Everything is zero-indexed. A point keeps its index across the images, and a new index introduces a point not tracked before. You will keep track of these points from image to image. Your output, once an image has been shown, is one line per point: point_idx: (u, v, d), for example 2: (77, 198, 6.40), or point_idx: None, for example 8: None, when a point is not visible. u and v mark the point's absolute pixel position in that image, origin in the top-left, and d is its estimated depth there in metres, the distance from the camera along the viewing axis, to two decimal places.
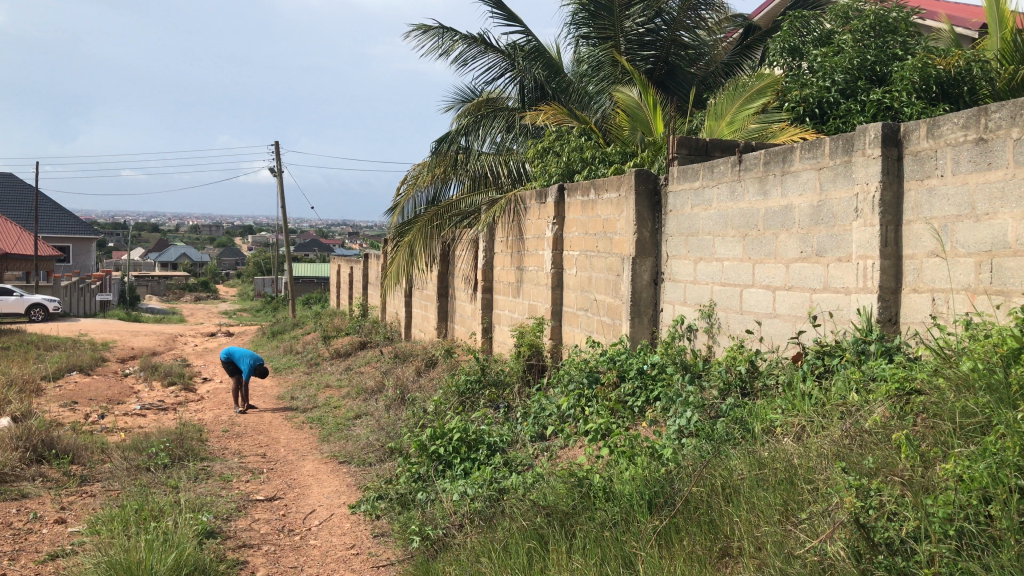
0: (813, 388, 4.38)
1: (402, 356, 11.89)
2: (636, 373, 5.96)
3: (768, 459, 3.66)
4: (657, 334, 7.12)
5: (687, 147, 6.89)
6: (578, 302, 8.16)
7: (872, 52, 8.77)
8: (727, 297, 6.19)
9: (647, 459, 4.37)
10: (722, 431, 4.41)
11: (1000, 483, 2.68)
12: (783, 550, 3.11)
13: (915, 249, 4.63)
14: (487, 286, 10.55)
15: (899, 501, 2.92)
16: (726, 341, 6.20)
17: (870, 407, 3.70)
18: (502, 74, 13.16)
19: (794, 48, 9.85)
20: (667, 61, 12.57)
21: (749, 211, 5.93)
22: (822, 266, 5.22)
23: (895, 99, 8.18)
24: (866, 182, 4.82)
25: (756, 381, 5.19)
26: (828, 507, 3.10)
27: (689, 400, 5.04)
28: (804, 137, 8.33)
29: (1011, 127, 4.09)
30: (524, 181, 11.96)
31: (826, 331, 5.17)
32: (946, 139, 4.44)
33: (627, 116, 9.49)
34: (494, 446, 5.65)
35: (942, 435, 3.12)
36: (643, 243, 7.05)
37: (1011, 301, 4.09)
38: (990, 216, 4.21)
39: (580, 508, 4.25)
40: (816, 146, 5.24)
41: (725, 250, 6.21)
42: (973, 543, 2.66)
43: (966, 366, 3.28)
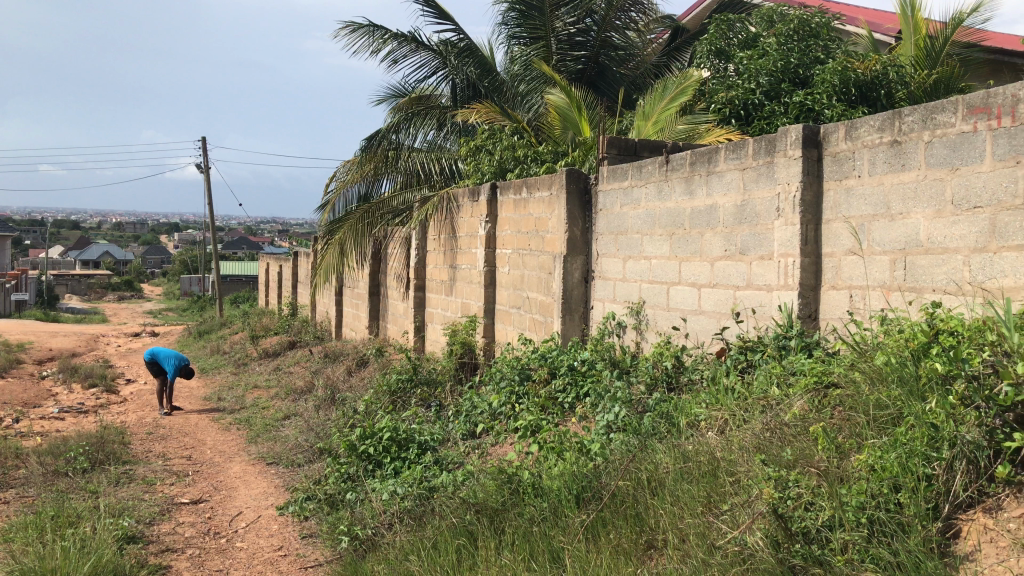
0: (736, 383, 4.50)
1: (332, 355, 11.78)
2: (567, 370, 6.01)
3: (693, 452, 3.74)
4: (588, 331, 7.19)
5: (616, 147, 6.97)
6: (510, 300, 8.19)
7: (795, 56, 9.02)
8: (655, 294, 6.28)
9: (576, 454, 4.42)
10: (649, 425, 4.50)
11: (909, 471, 2.82)
12: (705, 541, 3.18)
13: (834, 248, 4.79)
14: (419, 284, 10.50)
15: (815, 491, 3.01)
16: (654, 337, 6.30)
17: (789, 400, 3.79)
18: (433, 72, 13.17)
19: (720, 50, 10.12)
20: (597, 61, 12.71)
21: (676, 210, 6.04)
22: (745, 264, 5.35)
23: (816, 101, 8.39)
24: (788, 182, 4.95)
25: (681, 376, 5.28)
26: (748, 498, 3.18)
27: (617, 396, 5.12)
28: (729, 138, 8.53)
29: (923, 130, 4.26)
30: (457, 179, 11.95)
31: (749, 327, 5.31)
32: (863, 140, 4.60)
33: (558, 117, 9.54)
34: (425, 445, 5.63)
35: (857, 427, 3.24)
36: (574, 241, 7.11)
37: (923, 298, 4.27)
38: (904, 215, 4.37)
39: (510, 504, 4.28)
40: (740, 146, 5.36)
41: (653, 249, 6.31)
42: (884, 529, 2.77)
43: (880, 360, 3.40)
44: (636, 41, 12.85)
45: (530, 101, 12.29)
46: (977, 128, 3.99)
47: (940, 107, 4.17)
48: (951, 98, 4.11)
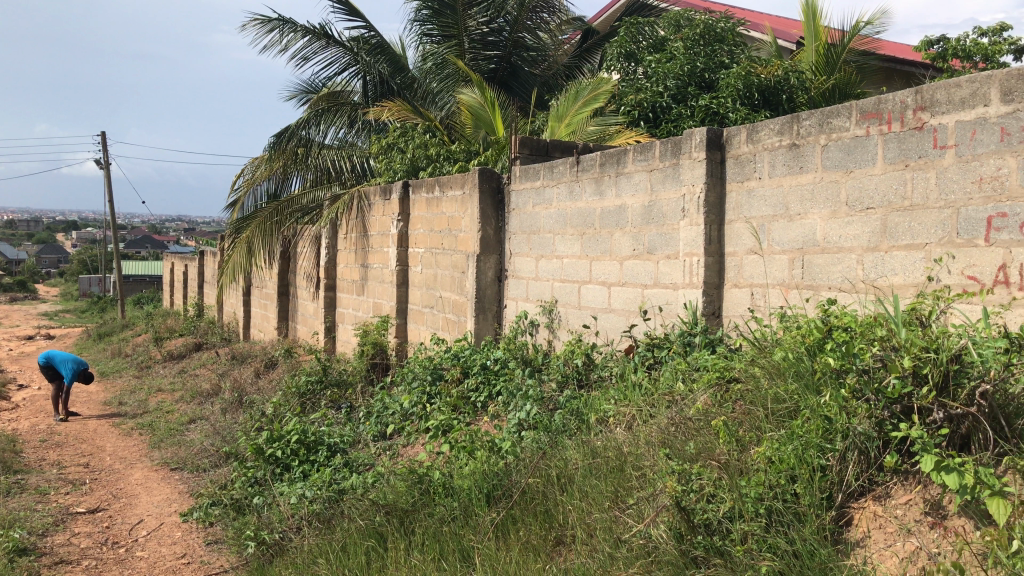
0: (643, 379, 4.58)
1: (240, 356, 11.51)
2: (479, 369, 6.02)
3: (601, 447, 3.80)
4: (501, 329, 7.21)
5: (528, 147, 7.01)
6: (423, 300, 8.17)
7: (701, 60, 9.28)
8: (567, 293, 6.36)
9: (486, 453, 4.42)
10: (560, 423, 4.55)
11: (805, 463, 2.93)
12: (612, 535, 3.26)
13: (736, 247, 4.94)
14: (330, 283, 10.35)
15: (717, 483, 3.09)
16: (566, 335, 6.38)
17: (693, 396, 3.89)
18: (344, 68, 13.05)
19: (630, 53, 10.24)
20: (509, 61, 12.80)
21: (587, 210, 6.12)
22: (652, 262, 5.47)
23: (721, 104, 8.59)
24: (693, 183, 5.07)
25: (591, 373, 5.33)
26: (653, 492, 3.26)
27: (529, 394, 5.16)
28: (637, 140, 8.74)
29: (820, 134, 4.43)
30: (369, 177, 11.91)
31: (656, 324, 5.42)
32: (763, 143, 4.76)
33: (470, 116, 9.52)
34: (335, 447, 5.60)
35: (757, 420, 3.35)
36: (487, 240, 7.11)
37: (819, 295, 4.45)
38: (802, 216, 4.54)
39: (420, 504, 4.27)
40: (647, 148, 5.48)
41: (564, 248, 6.39)
42: (781, 519, 2.87)
43: (778, 355, 3.52)
44: (547, 41, 12.97)
45: (443, 99, 12.20)
46: (870, 132, 4.18)
47: (836, 111, 4.34)
48: (845, 103, 4.28)
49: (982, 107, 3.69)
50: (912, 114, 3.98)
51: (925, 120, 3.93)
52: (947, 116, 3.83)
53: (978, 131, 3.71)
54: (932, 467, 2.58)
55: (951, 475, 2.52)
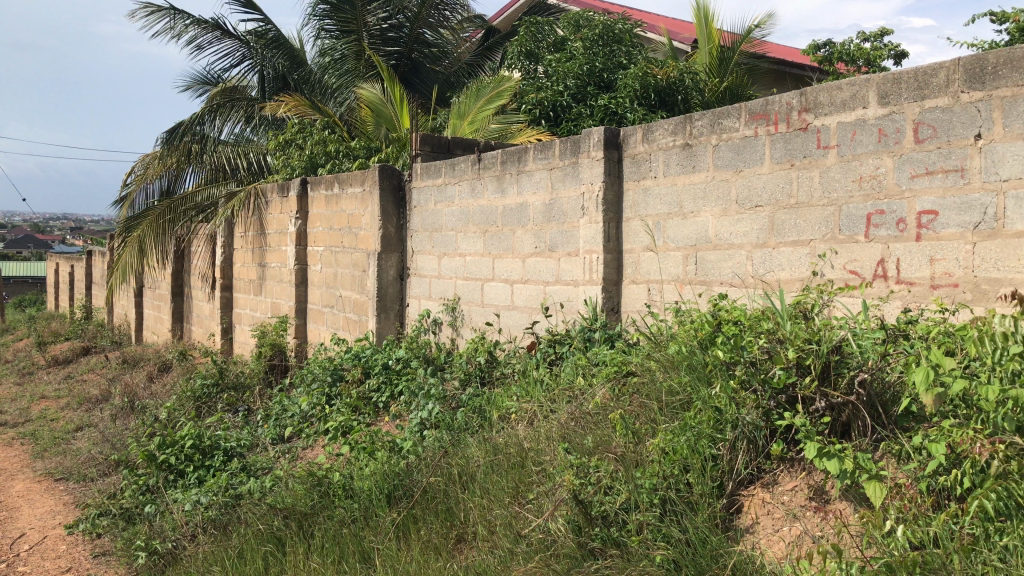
0: (544, 375, 4.62)
1: (131, 360, 11.07)
2: (381, 369, 5.97)
3: (502, 444, 3.82)
4: (403, 329, 7.17)
5: (429, 144, 6.97)
6: (322, 300, 8.05)
7: (600, 60, 9.43)
8: (470, 291, 6.37)
9: (387, 454, 4.39)
10: (462, 420, 4.55)
11: (697, 453, 3.03)
12: (512, 531, 3.29)
13: (633, 244, 5.05)
14: (226, 283, 10.08)
15: (614, 476, 3.14)
16: (469, 333, 6.39)
17: (592, 390, 3.95)
18: (239, 62, 12.97)
19: (530, 52, 10.33)
20: (410, 57, 12.73)
21: (488, 208, 6.14)
22: (554, 260, 5.54)
23: (619, 105, 8.76)
24: (591, 182, 5.15)
25: (494, 370, 5.33)
26: (551, 486, 3.30)
27: (431, 393, 5.14)
28: (538, 137, 8.84)
29: (711, 134, 4.57)
30: (265, 174, 11.53)
31: (557, 320, 5.50)
32: (658, 143, 4.87)
33: (370, 112, 9.47)
34: (231, 451, 5.47)
35: (652, 413, 3.43)
36: (388, 238, 7.04)
37: (711, 290, 4.59)
38: (695, 214, 4.67)
39: (319, 507, 4.21)
40: (547, 147, 5.53)
41: (467, 246, 6.40)
42: (675, 508, 2.94)
43: (671, 349, 3.63)
44: (450, 40, 12.99)
45: (342, 95, 12.09)
46: (758, 133, 4.33)
47: (725, 113, 4.48)
48: (734, 105, 4.43)
49: (861, 109, 3.88)
50: (797, 115, 4.14)
51: (809, 121, 4.09)
52: (829, 117, 4.00)
53: (858, 132, 3.89)
54: (815, 453, 2.67)
55: (832, 461, 2.62)
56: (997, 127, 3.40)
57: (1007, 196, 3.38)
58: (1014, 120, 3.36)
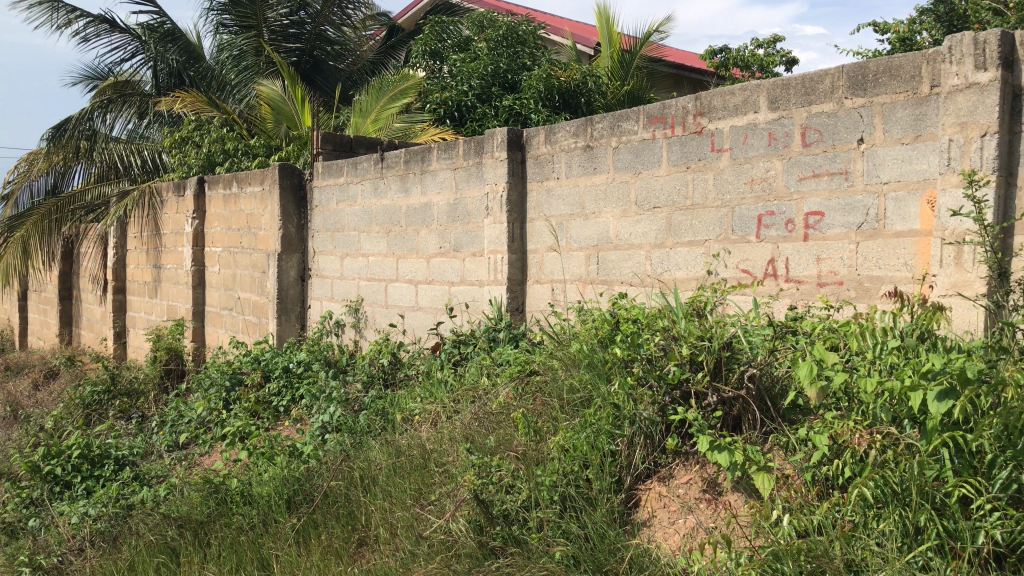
0: (448, 376, 4.61)
1: (15, 367, 10.52)
2: (282, 372, 5.86)
3: (405, 446, 3.80)
4: (305, 331, 7.04)
5: (331, 143, 6.85)
6: (221, 302, 7.85)
7: (504, 61, 9.47)
8: (373, 292, 6.31)
9: (287, 458, 4.31)
10: (364, 423, 4.49)
11: (596, 449, 3.08)
12: (413, 532, 3.28)
13: (537, 245, 5.12)
14: (118, 286, 9.70)
15: (515, 474, 3.17)
16: (372, 335, 6.33)
17: (496, 390, 3.96)
18: (132, 55, 12.58)
19: (435, 52, 10.28)
20: (312, 54, 12.52)
21: (391, 208, 6.10)
22: (458, 260, 5.54)
23: (524, 106, 8.82)
24: (495, 182, 5.17)
25: (398, 372, 5.29)
26: (453, 487, 3.31)
27: (333, 396, 5.04)
28: (442, 137, 8.83)
29: (611, 136, 4.64)
30: (161, 172, 11.17)
31: (462, 321, 5.50)
32: (560, 145, 4.93)
33: (270, 109, 9.21)
34: (123, 460, 5.26)
35: (553, 411, 3.47)
36: (288, 239, 6.91)
37: (612, 289, 4.69)
38: (596, 215, 4.75)
39: (216, 514, 4.10)
40: (450, 147, 5.53)
41: (370, 246, 6.33)
42: (574, 505, 2.99)
43: (572, 348, 3.67)
44: (351, 37, 12.88)
45: (242, 92, 11.78)
46: (655, 136, 4.43)
47: (625, 116, 4.57)
48: (633, 108, 4.51)
49: (752, 114, 4.02)
50: (692, 119, 4.25)
51: (703, 125, 4.21)
52: (723, 121, 4.13)
53: (749, 136, 4.03)
54: (707, 447, 2.76)
55: (723, 454, 2.71)
56: (878, 132, 3.58)
57: (887, 198, 3.55)
58: (892, 126, 3.54)
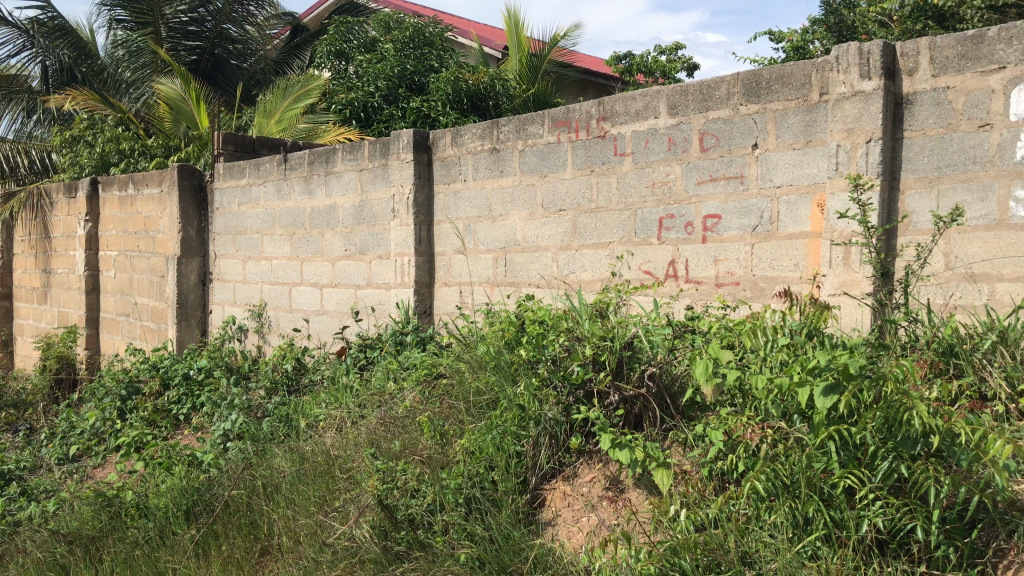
0: (354, 380, 4.55)
1: None
2: (181, 380, 5.67)
3: (309, 453, 3.71)
4: (205, 336, 6.84)
5: (232, 143, 6.67)
6: (117, 308, 7.56)
7: (410, 63, 9.38)
8: (276, 296, 6.19)
9: (185, 468, 4.18)
10: (267, 430, 4.39)
11: (502, 450, 3.10)
12: (316, 540, 3.23)
13: (444, 247, 5.11)
14: (4, 292, 9.24)
15: (420, 478, 3.16)
16: (276, 340, 6.20)
17: (402, 394, 3.92)
18: (17, 51, 11.85)
19: (340, 52, 10.13)
20: (212, 53, 12.20)
21: (295, 210, 5.99)
22: (364, 263, 5.48)
23: (432, 108, 8.78)
24: (401, 183, 5.14)
25: (302, 378, 5.18)
26: (357, 493, 3.27)
27: (235, 403, 4.89)
28: (348, 138, 8.72)
29: (517, 139, 4.67)
30: (49, 173, 10.60)
31: (368, 324, 5.45)
32: (466, 147, 4.93)
33: (169, 107, 8.99)
34: (10, 475, 5.00)
35: (458, 414, 3.47)
36: (188, 242, 6.70)
37: (519, 291, 4.73)
38: (503, 216, 4.78)
39: (109, 529, 3.94)
40: (356, 148, 5.47)
41: (273, 249, 6.21)
42: (479, 506, 2.99)
43: (479, 350, 3.68)
44: (255, 36, 12.56)
45: (139, 90, 11.39)
46: (560, 139, 4.47)
47: (530, 119, 4.60)
48: (538, 112, 4.55)
49: (652, 119, 4.11)
50: (596, 123, 4.32)
51: (607, 129, 4.28)
52: (625, 126, 4.21)
53: (650, 140, 4.12)
54: (609, 445, 2.80)
55: (624, 451, 2.76)
56: (771, 138, 3.71)
57: (780, 201, 3.69)
58: (785, 132, 3.67)
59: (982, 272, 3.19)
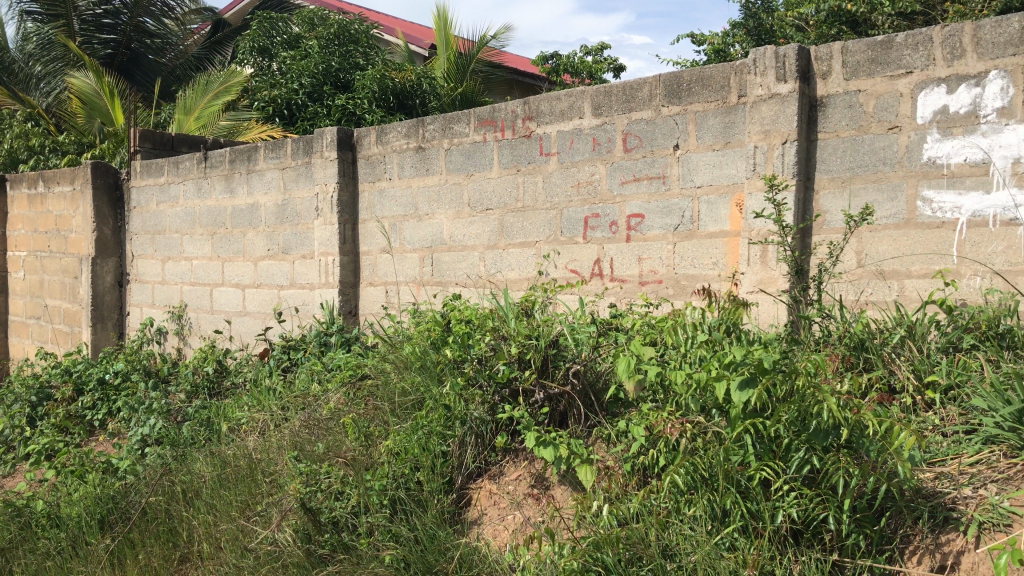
0: (277, 382, 4.47)
1: None
2: (96, 384, 5.49)
3: (230, 456, 3.63)
4: (123, 339, 6.64)
5: (150, 140, 6.49)
6: (27, 310, 7.28)
7: (335, 60, 9.19)
8: (197, 297, 6.04)
9: (100, 475, 4.05)
10: (188, 434, 4.28)
11: (427, 451, 3.09)
12: (237, 545, 3.17)
13: (369, 247, 5.07)
14: None
15: (344, 480, 3.13)
16: (197, 342, 6.05)
17: (326, 396, 3.87)
18: None
19: (263, 48, 9.97)
20: (129, 47, 11.87)
21: (216, 209, 5.86)
22: (287, 263, 5.40)
23: (357, 106, 8.68)
24: (325, 182, 5.07)
25: (223, 381, 5.06)
26: (280, 496, 3.23)
27: (153, 407, 4.75)
28: (270, 136, 8.58)
29: (443, 138, 4.66)
30: None
31: (292, 326, 5.37)
32: (391, 145, 4.90)
33: (82, 102, 8.78)
34: None
35: (384, 415, 3.44)
36: (103, 242, 6.49)
37: (446, 290, 4.72)
38: (429, 216, 4.76)
39: (19, 540, 3.78)
40: (278, 146, 5.38)
41: (193, 249, 6.06)
42: (404, 507, 2.98)
43: (405, 350, 3.66)
44: (174, 30, 12.28)
45: (49, 84, 10.90)
46: (486, 138, 4.48)
47: (455, 118, 4.59)
48: (463, 111, 4.54)
49: (577, 119, 4.15)
50: (521, 123, 4.34)
51: (532, 129, 4.30)
52: (550, 126, 4.24)
53: (575, 140, 4.16)
54: (534, 443, 2.82)
55: (548, 449, 2.78)
56: (692, 139, 3.79)
57: (701, 201, 3.76)
58: (705, 133, 3.75)
59: (891, 269, 3.31)
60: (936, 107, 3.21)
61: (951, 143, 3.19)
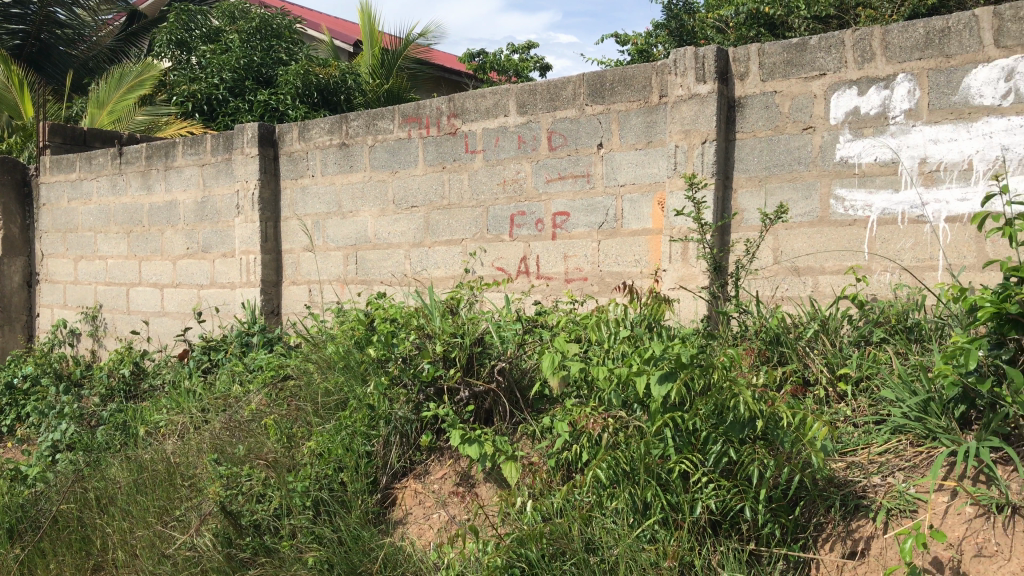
0: (197, 384, 4.36)
1: None
2: (3, 389, 5.26)
3: (147, 461, 3.53)
4: (32, 341, 6.39)
5: (60, 135, 6.19)
6: None
7: (257, 55, 9.07)
8: (112, 297, 5.85)
9: (8, 483, 3.88)
10: (102, 439, 4.14)
11: (351, 451, 3.06)
12: (154, 551, 3.09)
13: (291, 245, 4.99)
14: None
15: (265, 482, 3.07)
16: (112, 343, 5.87)
17: (247, 398, 3.79)
18: None
19: (182, 41, 9.63)
20: (38, 37, 11.40)
21: (132, 206, 5.69)
22: (207, 262, 5.27)
23: (280, 102, 8.53)
24: (246, 179, 4.97)
25: (140, 383, 4.92)
26: (199, 500, 3.16)
27: (64, 411, 4.58)
28: (190, 131, 8.36)
29: (367, 135, 4.61)
30: None
31: (212, 326, 5.25)
32: (314, 141, 4.83)
33: None
34: None
35: (306, 416, 3.39)
36: (10, 240, 6.23)
37: (371, 289, 4.69)
38: (353, 213, 4.71)
39: None
40: (197, 142, 5.24)
41: (108, 248, 5.87)
42: (327, 509, 2.95)
43: (328, 350, 3.61)
44: (86, 21, 11.89)
45: None
46: (411, 135, 4.45)
47: (379, 114, 4.55)
48: (388, 107, 4.51)
49: (502, 117, 4.16)
50: (446, 120, 4.33)
51: (457, 126, 4.29)
52: (475, 123, 4.23)
53: (500, 138, 4.16)
54: (459, 440, 2.82)
55: (473, 446, 2.79)
56: (614, 138, 3.83)
57: (624, 199, 3.82)
58: (627, 132, 3.80)
59: (805, 266, 3.41)
60: (848, 108, 3.32)
61: (861, 142, 3.30)
